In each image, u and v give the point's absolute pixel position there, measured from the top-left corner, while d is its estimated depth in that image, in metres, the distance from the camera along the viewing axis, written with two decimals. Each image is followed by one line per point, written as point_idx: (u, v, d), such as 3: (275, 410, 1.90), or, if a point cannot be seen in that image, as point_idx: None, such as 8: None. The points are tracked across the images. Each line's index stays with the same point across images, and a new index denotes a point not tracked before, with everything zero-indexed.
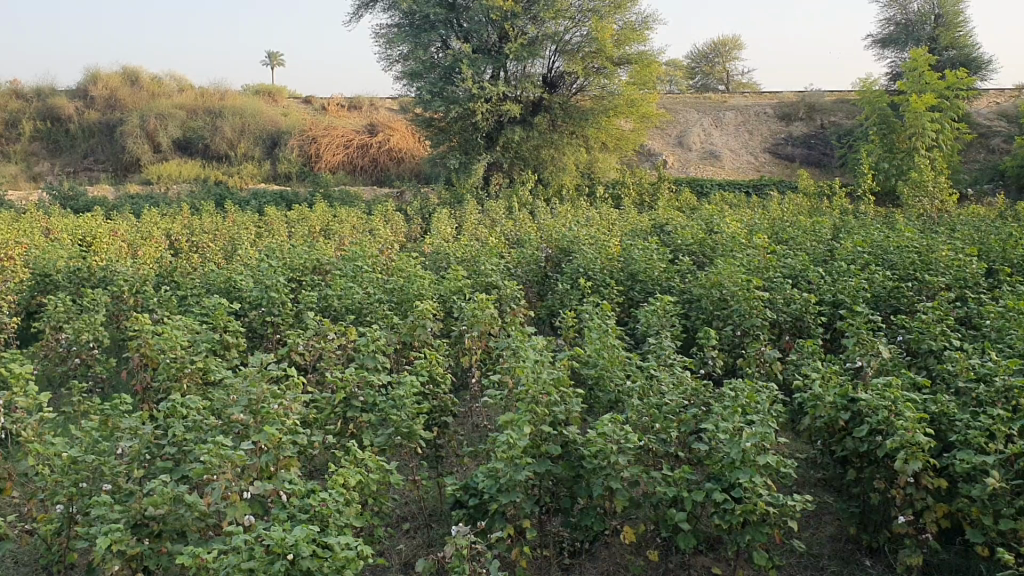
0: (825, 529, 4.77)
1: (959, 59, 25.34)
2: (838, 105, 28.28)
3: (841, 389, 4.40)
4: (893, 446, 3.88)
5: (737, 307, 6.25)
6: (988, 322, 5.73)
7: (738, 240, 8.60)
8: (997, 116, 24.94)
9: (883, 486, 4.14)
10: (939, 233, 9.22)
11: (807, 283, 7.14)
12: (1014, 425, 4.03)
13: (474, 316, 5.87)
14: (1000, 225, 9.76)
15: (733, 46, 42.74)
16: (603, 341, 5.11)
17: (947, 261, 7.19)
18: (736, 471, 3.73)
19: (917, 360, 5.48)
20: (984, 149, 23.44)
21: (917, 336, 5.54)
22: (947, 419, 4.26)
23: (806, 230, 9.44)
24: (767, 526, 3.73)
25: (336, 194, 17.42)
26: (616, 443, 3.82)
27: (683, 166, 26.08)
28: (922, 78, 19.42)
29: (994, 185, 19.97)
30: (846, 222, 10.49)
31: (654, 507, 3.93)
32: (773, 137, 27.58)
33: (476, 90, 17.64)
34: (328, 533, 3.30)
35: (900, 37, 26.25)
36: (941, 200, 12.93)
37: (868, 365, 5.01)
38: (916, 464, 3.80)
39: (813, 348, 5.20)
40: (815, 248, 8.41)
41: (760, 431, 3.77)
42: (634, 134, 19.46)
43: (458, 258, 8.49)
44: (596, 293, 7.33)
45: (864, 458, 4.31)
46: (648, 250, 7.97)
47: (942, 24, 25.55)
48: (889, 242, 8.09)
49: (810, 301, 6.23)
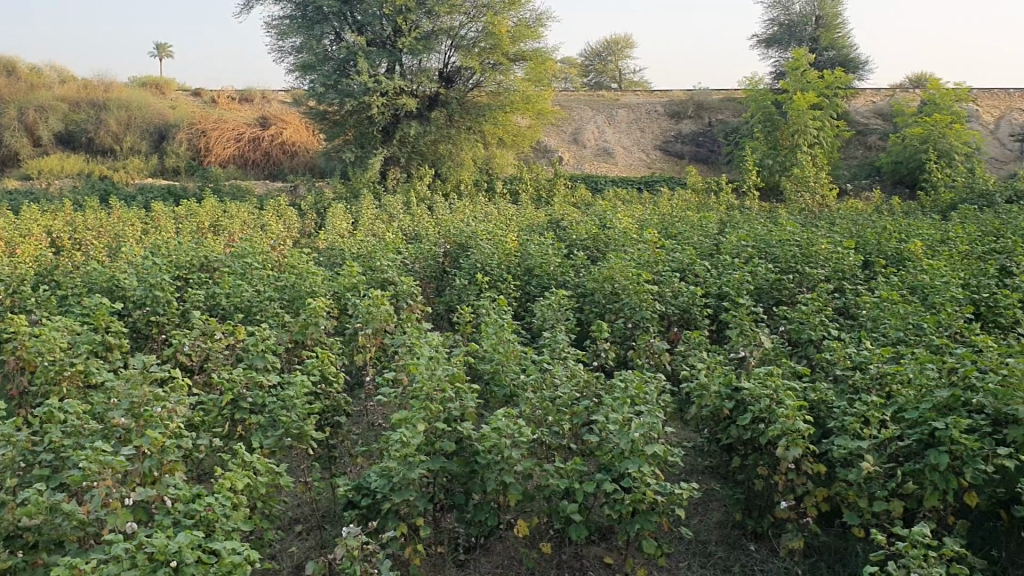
0: (713, 514, 4.89)
1: (838, 59, 26.33)
2: (725, 103, 28.91)
3: (725, 379, 4.52)
4: (776, 434, 4.03)
5: (628, 300, 6.37)
6: (864, 313, 6.02)
7: (630, 234, 8.77)
8: (874, 114, 26.04)
9: (766, 472, 4.29)
10: (820, 227, 9.59)
11: (695, 276, 7.34)
12: (886, 411, 4.24)
13: (368, 313, 5.81)
14: (875, 219, 10.21)
15: (627, 45, 43.62)
16: (498, 336, 5.14)
17: (826, 254, 7.49)
18: (625, 462, 3.80)
19: (798, 349, 5.68)
20: (862, 146, 24.53)
21: (798, 326, 5.76)
22: (825, 406, 4.47)
23: (695, 225, 9.68)
24: (656, 514, 3.82)
25: (228, 190, 17.01)
26: (509, 438, 3.85)
27: (579, 162, 26.35)
28: (804, 77, 20.10)
29: (871, 180, 20.87)
30: (732, 217, 10.82)
31: (546, 500, 3.97)
32: (664, 134, 28.24)
33: (373, 83, 17.39)
34: (214, 538, 3.23)
35: (783, 37, 27.13)
36: (822, 196, 13.43)
37: (752, 355, 5.17)
38: (797, 450, 3.95)
39: (700, 339, 5.35)
40: (702, 243, 8.63)
41: (648, 421, 3.86)
42: (531, 130, 19.70)
43: (352, 253, 8.41)
44: (492, 288, 7.37)
45: (749, 445, 4.45)
46: (543, 245, 8.06)
47: (822, 25, 26.62)
48: (771, 237, 8.36)
49: (698, 294, 6.42)
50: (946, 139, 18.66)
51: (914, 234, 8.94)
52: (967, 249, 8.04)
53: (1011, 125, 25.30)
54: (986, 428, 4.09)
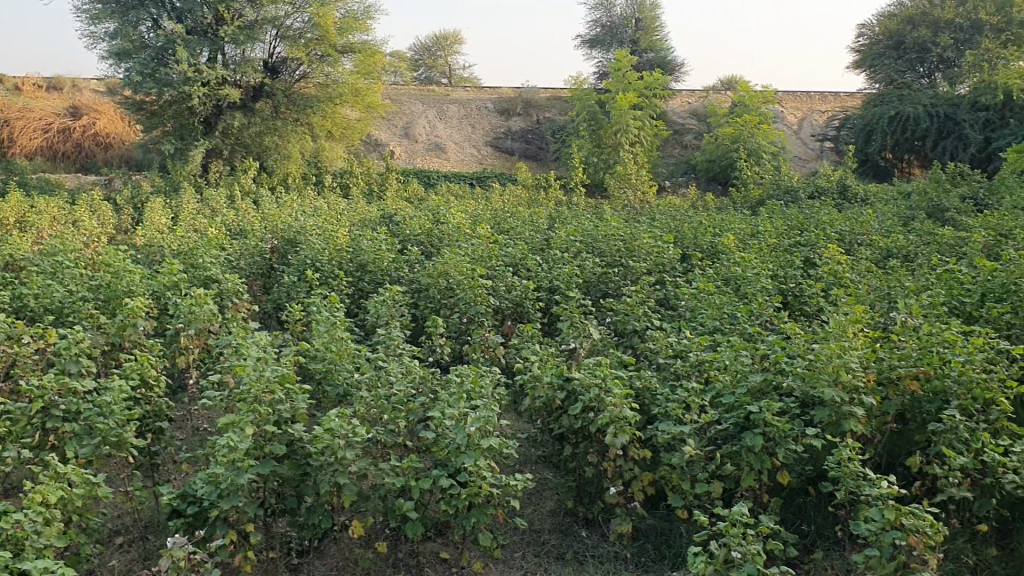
0: (547, 503, 4.96)
1: (657, 61, 27.46)
2: (551, 102, 29.79)
3: (557, 370, 4.63)
4: (605, 422, 4.17)
5: (462, 295, 6.40)
6: (684, 304, 6.32)
7: (462, 230, 8.83)
8: (691, 114, 27.31)
9: (596, 460, 4.43)
10: (642, 222, 9.98)
11: (526, 270, 7.48)
12: (706, 396, 4.49)
13: (192, 313, 5.58)
14: (692, 215, 10.73)
15: (457, 41, 43.92)
16: (330, 334, 5.06)
17: (649, 248, 7.81)
18: (461, 457, 3.83)
19: (625, 340, 5.90)
20: (680, 144, 25.68)
21: (624, 318, 5.99)
22: (651, 393, 4.69)
23: (525, 221, 9.85)
24: (491, 507, 3.88)
25: (33, 184, 15.90)
26: (343, 438, 3.81)
27: (410, 157, 26.27)
28: (625, 77, 20.87)
29: (689, 177, 21.86)
30: (560, 213, 11.09)
31: (381, 499, 3.94)
32: (494, 130, 28.59)
33: (193, 73, 16.68)
34: (23, 558, 3.02)
35: (605, 39, 28.01)
36: (643, 192, 13.97)
37: (581, 346, 5.32)
38: (625, 437, 4.11)
39: (532, 332, 5.46)
40: (532, 238, 8.80)
41: (482, 415, 3.91)
42: (361, 123, 19.56)
43: (173, 250, 8.06)
44: (323, 285, 7.25)
45: (579, 434, 4.58)
46: (376, 240, 7.99)
47: (642, 28, 27.76)
48: (598, 232, 8.63)
49: (530, 288, 6.55)
50: (754, 139, 19.80)
51: (727, 229, 9.45)
52: (775, 243, 8.57)
53: (811, 127, 27.16)
54: (794, 409, 4.39)
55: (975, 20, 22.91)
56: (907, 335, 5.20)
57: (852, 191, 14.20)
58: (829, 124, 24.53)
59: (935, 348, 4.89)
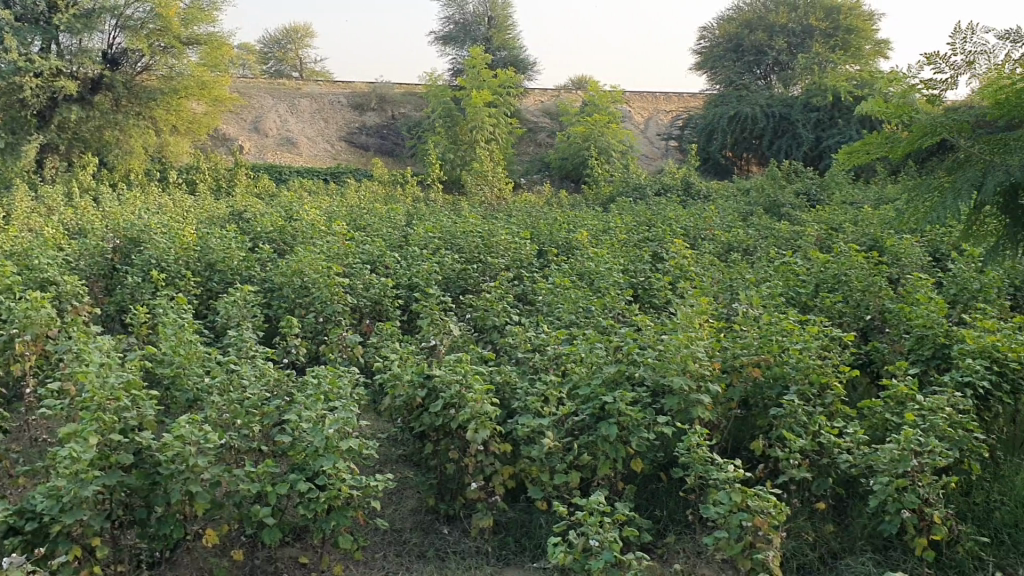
0: (407, 502, 4.93)
1: (510, 59, 27.87)
2: (406, 97, 29.74)
3: (417, 367, 4.63)
4: (465, 418, 4.22)
5: (318, 294, 6.28)
6: (541, 299, 6.46)
7: (317, 227, 8.68)
8: (543, 112, 27.76)
9: (457, 456, 4.47)
10: (498, 219, 10.09)
11: (383, 268, 7.44)
12: (563, 389, 4.62)
13: (26, 318, 5.25)
14: (546, 211, 10.92)
15: (308, 34, 43.15)
16: (180, 338, 4.88)
17: (505, 245, 7.91)
18: (320, 459, 3.78)
19: (483, 336, 5.96)
20: (533, 142, 26.06)
21: (483, 314, 6.06)
22: (510, 387, 4.79)
23: (381, 218, 9.78)
24: (351, 509, 3.85)
25: None
26: (195, 444, 3.70)
27: (261, 153, 25.58)
28: (479, 75, 21.01)
29: (543, 174, 22.19)
30: (416, 209, 11.07)
31: (237, 506, 3.83)
32: (347, 126, 28.21)
33: (24, 62, 15.53)
34: None
35: (458, 35, 28.04)
36: (499, 188, 14.11)
37: (441, 343, 5.34)
38: (486, 432, 4.17)
39: (390, 331, 5.43)
40: (389, 235, 8.75)
41: (341, 416, 3.88)
42: (207, 117, 19.05)
43: (3, 251, 7.55)
44: (170, 286, 6.97)
45: (439, 432, 4.60)
46: (226, 239, 7.75)
47: (494, 26, 27.98)
48: (455, 228, 8.67)
49: (387, 286, 6.52)
50: (605, 137, 20.32)
51: (580, 225, 9.67)
52: (625, 238, 8.83)
53: (657, 126, 28.10)
54: (646, 399, 4.56)
55: (805, 25, 24.21)
56: (749, 325, 5.48)
57: (696, 187, 14.78)
58: (674, 123, 25.40)
59: (775, 337, 5.16)
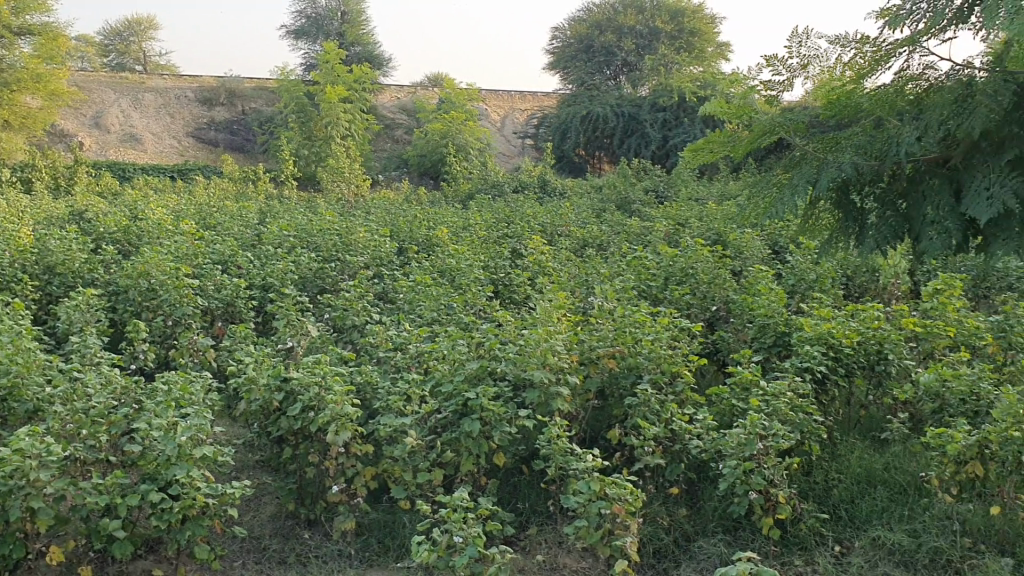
0: (266, 508, 4.81)
1: (364, 55, 27.58)
2: (257, 92, 28.97)
3: (274, 371, 4.53)
4: (325, 420, 4.17)
5: (166, 297, 6.05)
6: (401, 297, 6.44)
7: (165, 227, 8.36)
8: (399, 109, 27.61)
9: (317, 459, 4.40)
10: (356, 216, 9.98)
11: (237, 268, 7.24)
12: (425, 388, 4.63)
13: None
14: (405, 209, 10.88)
15: (151, 26, 41.40)
16: (16, 346, 4.60)
17: (364, 243, 7.85)
18: (173, 468, 3.66)
19: (342, 335, 5.88)
20: (390, 139, 25.87)
21: (342, 313, 5.99)
22: (371, 388, 4.75)
23: (233, 216, 9.51)
24: (206, 518, 3.73)
25: None
26: (36, 458, 3.51)
27: (102, 149, 24.38)
28: (333, 71, 20.67)
29: (400, 171, 22.05)
30: (270, 207, 10.81)
31: (84, 520, 3.65)
32: (196, 121, 27.24)
33: None
34: None
35: (310, 30, 27.62)
36: (356, 186, 13.96)
37: (298, 344, 5.24)
38: (347, 433, 4.13)
39: (245, 333, 5.29)
40: (242, 234, 8.52)
41: (195, 423, 3.76)
42: (43, 111, 18.01)
43: None
44: (4, 291, 6.56)
45: (298, 435, 4.52)
46: (66, 240, 7.36)
47: (348, 21, 27.59)
48: (311, 227, 8.52)
49: (241, 287, 6.35)
50: (461, 135, 20.40)
51: (439, 222, 9.67)
52: (484, 234, 8.89)
53: (513, 124, 28.42)
54: (507, 394, 4.62)
55: (652, 27, 24.99)
56: (604, 318, 5.63)
57: (552, 185, 15.02)
58: (528, 121, 25.69)
59: (629, 329, 5.33)
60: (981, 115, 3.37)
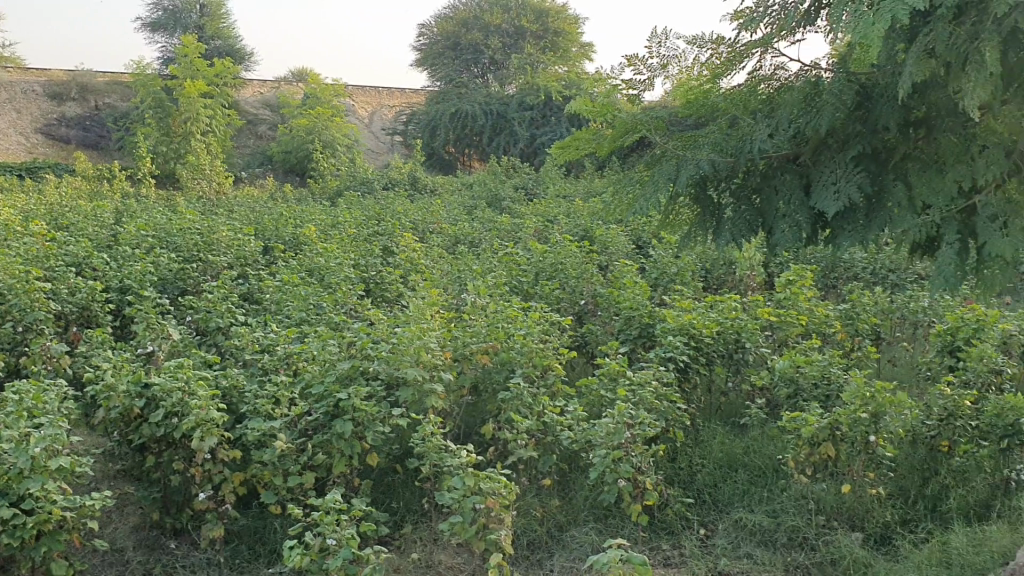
0: (129, 518, 4.63)
1: (224, 49, 26.85)
2: (111, 87, 27.71)
3: (134, 376, 4.36)
4: (190, 426, 4.06)
5: (15, 302, 5.73)
6: (268, 297, 6.31)
7: (11, 228, 7.90)
8: (263, 104, 26.94)
9: (182, 466, 4.28)
10: (219, 215, 9.70)
11: (92, 270, 6.92)
12: (294, 390, 4.56)
13: None
14: (270, 207, 10.63)
15: None
16: None
17: (228, 243, 7.66)
18: (26, 481, 3.49)
19: (207, 338, 5.72)
20: (253, 135, 25.20)
21: (206, 315, 5.82)
22: (237, 392, 4.63)
23: (87, 216, 9.07)
24: (64, 532, 3.58)
25: None
26: None
27: None
28: (192, 65, 19.95)
29: (265, 168, 21.49)
30: (127, 206, 10.37)
31: None
32: (44, 116, 25.80)
33: None
34: None
35: (168, 23, 26.44)
36: (218, 184, 13.56)
37: (160, 348, 5.06)
38: (214, 439, 4.03)
39: (102, 338, 5.08)
40: (97, 235, 8.15)
41: (49, 434, 3.59)
42: None
43: None
44: None
45: (162, 442, 4.38)
46: None
47: (207, 14, 26.68)
48: (172, 226, 8.24)
49: (97, 290, 6.09)
50: (328, 131, 20.09)
51: (306, 220, 9.50)
52: (353, 232, 8.80)
53: (381, 121, 28.17)
54: (379, 393, 4.60)
55: (517, 26, 25.29)
56: (475, 315, 5.68)
57: (421, 182, 14.99)
58: (397, 118, 25.52)
59: (501, 324, 5.40)
60: (828, 113, 3.57)
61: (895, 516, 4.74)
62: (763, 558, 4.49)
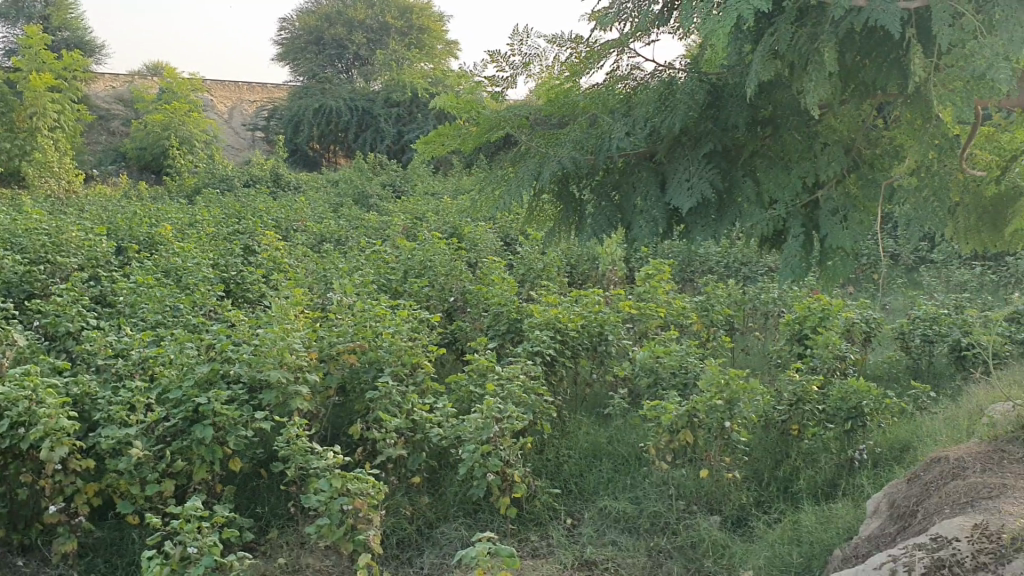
0: None
1: (72, 40, 25.54)
2: None
3: None
4: (38, 437, 3.85)
5: None
6: (122, 299, 6.05)
7: None
8: (115, 99, 25.78)
9: (30, 479, 4.06)
10: (68, 214, 9.24)
11: None
12: (151, 395, 4.39)
13: None
14: (123, 205, 10.19)
15: None
16: None
17: (78, 243, 7.30)
18: None
19: (56, 343, 5.43)
20: (105, 131, 24.08)
21: (54, 319, 5.53)
22: (90, 399, 4.43)
23: None
24: None
25: None
26: None
27: None
28: (36, 56, 18.88)
29: (117, 165, 20.54)
30: None
31: None
32: None
33: None
34: None
35: (9, 12, 25.00)
36: (67, 182, 12.89)
37: (4, 355, 4.79)
38: (64, 449, 3.84)
39: None
40: None
41: None
42: None
43: None
44: None
45: (6, 455, 4.14)
46: None
47: (52, 3, 25.30)
48: (15, 226, 7.79)
49: None
50: (185, 127, 19.40)
51: (162, 219, 9.15)
52: (213, 231, 8.54)
53: (242, 117, 27.42)
54: (242, 396, 4.49)
55: (381, 22, 25.12)
56: (341, 314, 5.60)
57: (285, 179, 14.68)
58: (258, 113, 24.90)
59: (367, 323, 5.34)
60: (681, 112, 3.69)
61: (750, 498, 4.95)
62: (627, 545, 4.62)
